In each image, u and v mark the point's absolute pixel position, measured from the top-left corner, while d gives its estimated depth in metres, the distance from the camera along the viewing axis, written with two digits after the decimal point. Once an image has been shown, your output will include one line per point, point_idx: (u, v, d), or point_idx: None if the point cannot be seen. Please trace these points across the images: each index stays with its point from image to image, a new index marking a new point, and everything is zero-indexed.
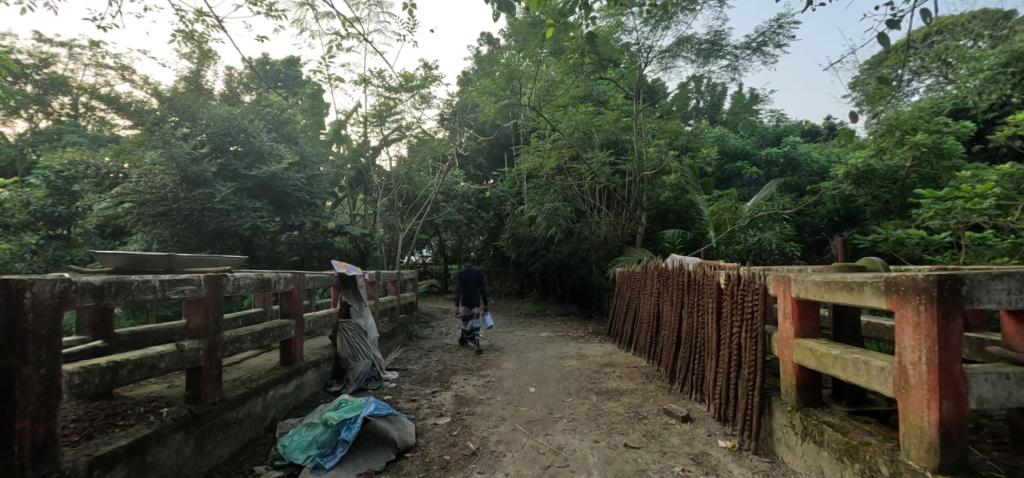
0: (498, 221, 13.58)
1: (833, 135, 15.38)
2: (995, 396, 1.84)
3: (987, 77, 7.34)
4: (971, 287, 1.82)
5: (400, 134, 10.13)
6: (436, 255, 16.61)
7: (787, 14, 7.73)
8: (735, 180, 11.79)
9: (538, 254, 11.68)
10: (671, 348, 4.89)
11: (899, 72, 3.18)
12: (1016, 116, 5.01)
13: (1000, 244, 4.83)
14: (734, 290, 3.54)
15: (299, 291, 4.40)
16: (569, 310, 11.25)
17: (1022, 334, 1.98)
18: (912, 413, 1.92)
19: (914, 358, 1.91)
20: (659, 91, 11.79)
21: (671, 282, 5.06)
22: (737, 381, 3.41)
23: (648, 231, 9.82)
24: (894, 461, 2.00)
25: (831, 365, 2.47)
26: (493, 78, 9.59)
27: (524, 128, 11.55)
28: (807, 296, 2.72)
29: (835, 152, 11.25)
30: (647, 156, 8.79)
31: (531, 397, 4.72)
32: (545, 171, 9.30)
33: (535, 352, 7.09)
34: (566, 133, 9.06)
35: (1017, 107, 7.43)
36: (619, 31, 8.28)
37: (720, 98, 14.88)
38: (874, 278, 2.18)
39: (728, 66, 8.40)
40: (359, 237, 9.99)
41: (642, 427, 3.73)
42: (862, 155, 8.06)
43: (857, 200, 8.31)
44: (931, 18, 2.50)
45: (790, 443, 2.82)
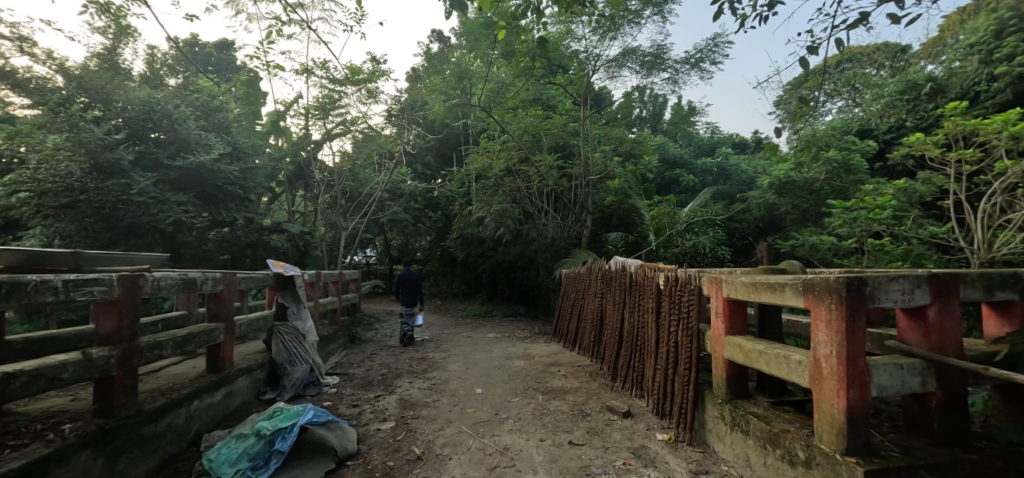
0: (447, 221, 13.42)
1: (758, 149, 16.93)
2: (892, 384, 2.13)
3: (887, 102, 8.95)
4: (872, 289, 2.11)
5: (345, 128, 9.75)
6: (380, 255, 16.06)
7: (722, 34, 8.42)
8: (674, 186, 12.54)
9: (486, 255, 11.71)
10: (614, 346, 5.11)
11: (814, 95, 3.57)
12: (906, 139, 5.83)
13: (896, 250, 5.70)
14: (672, 292, 3.79)
15: (230, 292, 4.04)
16: (515, 311, 11.38)
17: (913, 330, 2.32)
18: (825, 402, 2.17)
19: (826, 352, 2.18)
20: (605, 99, 12.30)
21: (614, 283, 5.30)
22: (673, 377, 3.65)
23: (592, 233, 10.20)
24: (809, 446, 2.25)
25: (758, 360, 2.72)
26: (443, 76, 9.58)
27: (474, 128, 11.53)
28: (737, 296, 2.98)
29: (760, 165, 12.39)
30: (592, 161, 9.19)
31: (478, 398, 4.72)
32: (494, 172, 9.36)
33: (483, 353, 7.09)
34: (516, 135, 9.21)
35: (909, 131, 8.76)
36: (569, 38, 8.56)
37: (660, 110, 15.83)
38: (794, 280, 2.44)
39: (669, 79, 8.97)
40: (298, 234, 9.42)
41: (586, 424, 3.88)
42: (784, 168, 9.06)
43: (780, 208, 9.28)
44: (845, 47, 2.82)
45: (721, 433, 3.08)
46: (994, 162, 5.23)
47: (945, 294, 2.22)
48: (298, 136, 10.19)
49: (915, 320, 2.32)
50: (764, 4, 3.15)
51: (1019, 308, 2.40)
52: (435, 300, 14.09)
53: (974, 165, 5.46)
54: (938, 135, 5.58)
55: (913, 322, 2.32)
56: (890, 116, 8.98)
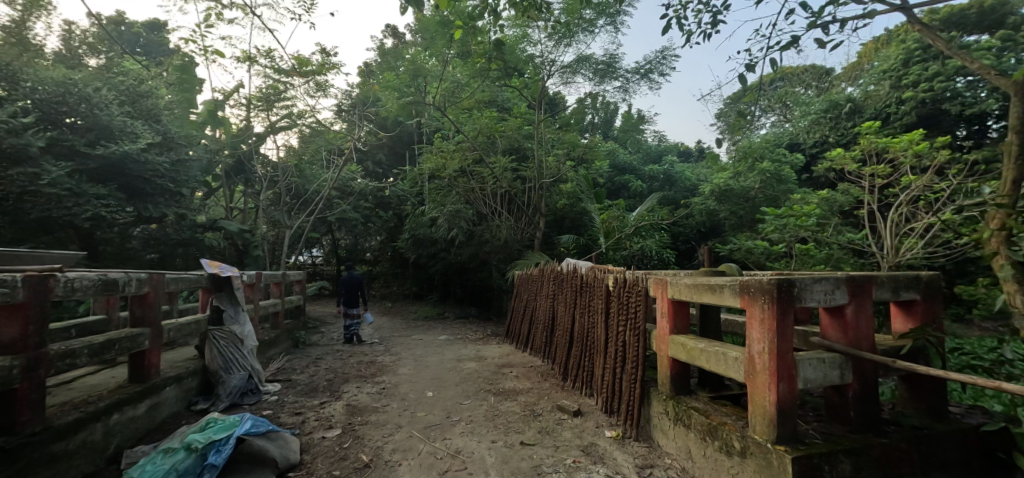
0: (399, 221, 13.09)
1: (700, 157, 17.95)
2: (815, 377, 2.34)
3: (813, 119, 9.82)
4: (798, 290, 2.31)
5: (291, 121, 9.25)
6: (327, 255, 15.39)
7: (670, 47, 8.85)
8: (623, 191, 13.01)
9: (438, 256, 11.54)
10: (565, 347, 5.22)
11: (750, 110, 3.84)
12: (829, 153, 6.42)
13: (819, 254, 6.24)
14: (620, 292, 3.92)
15: (157, 294, 3.72)
16: (468, 312, 11.31)
17: (834, 328, 2.55)
18: (758, 395, 2.34)
19: (759, 348, 2.34)
20: (558, 104, 12.55)
21: (566, 285, 5.41)
22: (622, 375, 3.78)
23: (545, 236, 10.35)
24: (744, 437, 2.42)
25: (699, 357, 2.88)
26: (397, 73, 9.38)
27: (428, 128, 11.35)
28: (680, 297, 3.13)
29: (702, 173, 13.14)
30: (546, 165, 9.33)
31: (429, 402, 4.65)
32: (447, 172, 9.28)
33: (434, 356, 6.98)
34: (471, 136, 9.19)
35: (831, 146, 9.64)
36: (525, 42, 8.66)
37: (612, 117, 16.34)
38: (731, 282, 2.61)
39: (620, 88, 9.30)
40: (237, 232, 8.82)
41: (537, 424, 3.93)
42: (724, 177, 9.68)
43: (719, 214, 9.87)
44: (777, 67, 3.05)
45: (665, 428, 3.23)
46: (899, 177, 5.89)
47: (860, 294, 2.47)
48: (237, 127, 9.55)
49: (836, 318, 2.56)
50: (708, 22, 3.32)
51: (920, 306, 2.72)
52: (385, 302, 13.70)
53: (884, 179, 6.08)
54: (855, 151, 6.18)
55: (834, 320, 2.56)
56: (816, 132, 9.85)
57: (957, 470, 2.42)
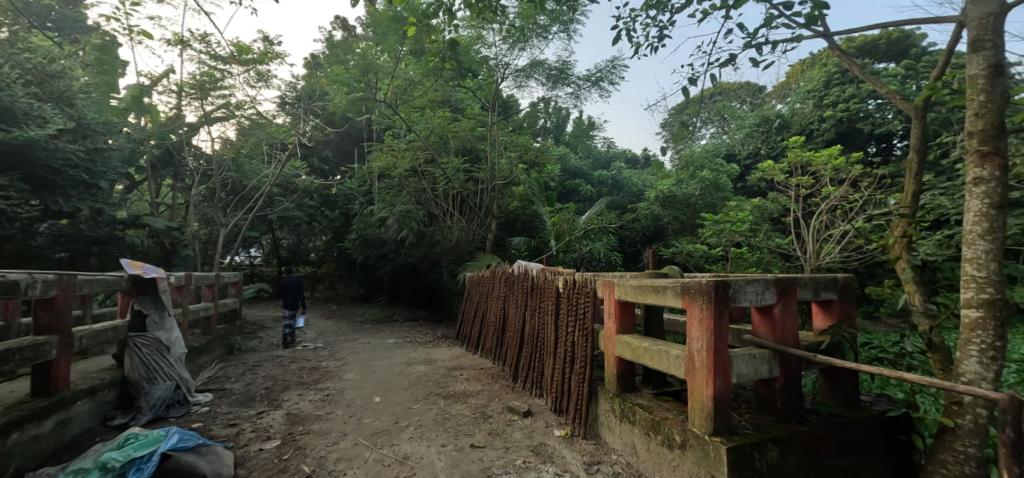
0: (345, 220, 12.56)
1: (646, 165, 18.79)
2: (747, 372, 2.54)
3: (747, 132, 10.60)
4: (733, 291, 2.49)
5: (228, 112, 8.64)
6: (266, 255, 14.50)
7: (619, 57, 9.20)
8: (573, 195, 13.33)
9: (387, 257, 11.23)
10: (516, 348, 5.27)
11: (693, 121, 4.07)
12: (760, 164, 6.95)
13: (751, 258, 6.74)
14: (570, 294, 4.01)
15: (68, 298, 3.34)
16: (418, 315, 11.09)
17: (764, 326, 2.77)
18: (697, 390, 2.49)
19: (698, 346, 2.50)
20: (512, 107, 12.66)
21: (517, 287, 5.46)
22: (570, 375, 3.87)
23: (497, 238, 10.36)
24: (684, 430, 2.56)
25: (644, 356, 3.02)
26: (346, 67, 9.04)
27: (378, 125, 11.02)
28: (627, 298, 3.26)
29: (648, 179, 13.76)
30: (498, 167, 9.35)
31: (376, 407, 4.51)
32: (397, 171, 9.09)
33: (382, 360, 6.78)
34: (423, 135, 9.07)
35: (762, 157, 10.43)
36: (480, 43, 8.66)
37: (564, 122, 16.69)
38: (674, 283, 2.76)
39: (572, 94, 9.55)
40: (163, 230, 8.03)
41: (487, 425, 3.94)
42: (667, 184, 10.20)
43: (663, 219, 10.37)
44: (716, 83, 3.25)
45: (611, 425, 3.35)
46: (820, 188, 6.49)
47: (786, 295, 2.70)
48: (165, 116, 8.78)
49: (765, 317, 2.78)
50: (655, 36, 3.47)
51: (837, 305, 3.02)
52: (330, 305, 13.12)
53: (807, 189, 6.67)
54: (783, 164, 6.73)
55: (764, 318, 2.78)
56: (749, 144, 10.63)
57: (866, 453, 2.70)
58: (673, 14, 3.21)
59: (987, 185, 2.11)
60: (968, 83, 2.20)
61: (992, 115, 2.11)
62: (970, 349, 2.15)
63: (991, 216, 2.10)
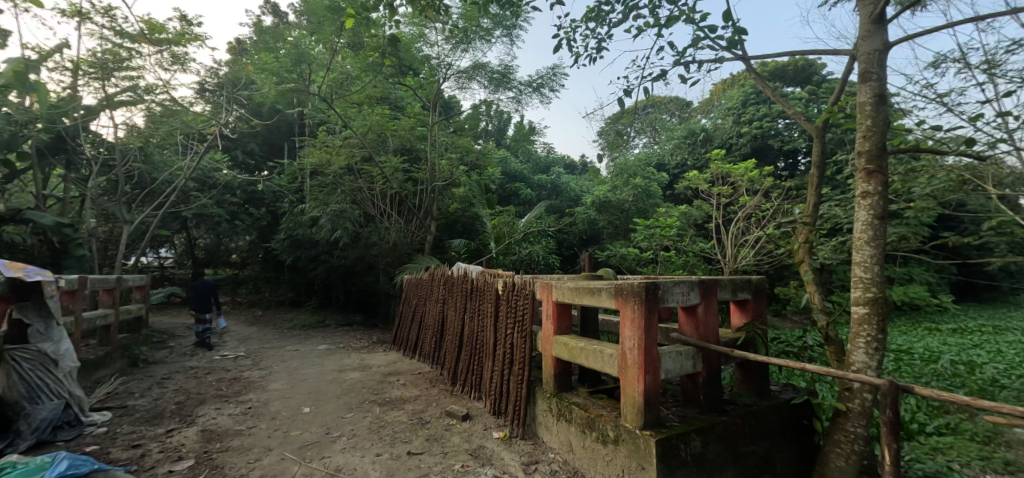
0: (273, 218, 11.69)
1: (584, 171, 19.44)
2: (674, 368, 2.70)
3: (675, 144, 11.34)
4: (662, 292, 2.63)
5: (135, 96, 7.71)
6: (179, 256, 13.11)
7: (560, 66, 9.45)
8: (513, 198, 13.47)
9: (319, 258, 10.62)
10: (454, 351, 5.20)
11: (627, 132, 4.26)
12: (688, 174, 7.45)
13: (678, 261, 7.19)
14: (509, 296, 4.02)
15: None
16: (352, 319, 10.57)
17: (689, 324, 2.96)
18: (628, 387, 2.60)
19: (630, 345, 2.61)
20: (454, 108, 12.53)
21: (456, 289, 5.39)
22: (509, 377, 3.89)
23: (436, 239, 10.19)
24: (617, 427, 2.65)
25: (580, 356, 3.09)
26: (276, 56, 8.47)
27: (311, 119, 10.41)
28: (563, 299, 3.32)
29: (585, 185, 14.24)
30: (439, 168, 9.19)
31: (305, 418, 4.22)
32: (332, 169, 8.64)
33: (312, 367, 6.38)
34: (360, 132, 8.69)
35: (688, 168, 11.19)
36: (421, 42, 8.51)
37: (505, 126, 16.77)
38: (608, 285, 2.86)
39: (514, 98, 9.65)
40: (51, 227, 6.98)
41: (425, 431, 3.83)
42: (603, 190, 10.62)
43: (598, 223, 10.76)
44: (649, 95, 3.41)
45: (548, 424, 3.40)
46: (737, 197, 7.08)
47: (708, 295, 2.90)
48: (56, 96, 7.64)
49: (690, 316, 2.97)
50: (594, 47, 3.59)
51: (750, 304, 3.30)
52: (254, 310, 12.13)
53: (727, 199, 7.26)
54: (707, 174, 7.28)
55: (689, 317, 2.97)
56: (677, 155, 11.36)
57: (775, 437, 2.97)
58: (611, 28, 3.34)
59: (872, 198, 2.42)
60: (858, 109, 2.51)
61: (876, 139, 2.42)
62: (858, 341, 2.44)
63: (875, 225, 2.41)
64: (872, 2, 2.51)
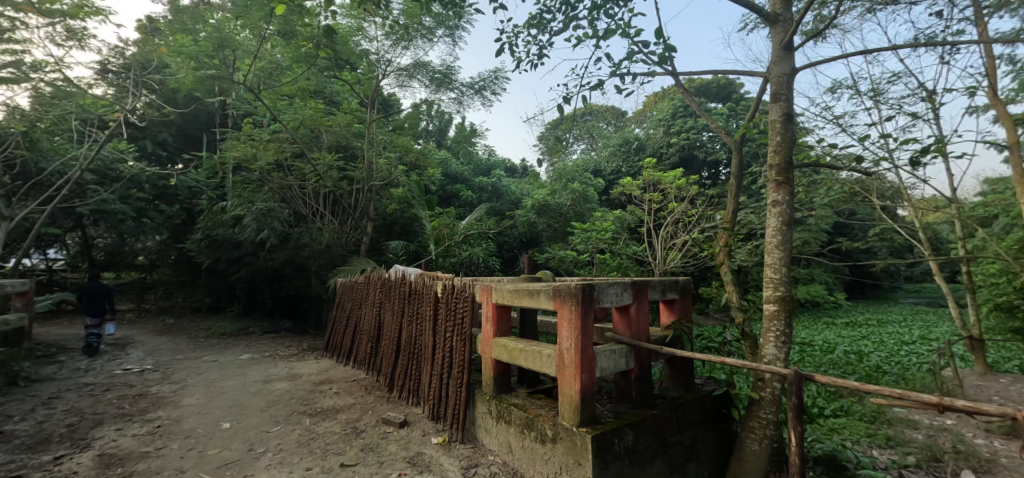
0: (188, 217, 10.61)
1: (524, 174, 19.70)
2: (608, 366, 2.81)
3: (611, 151, 11.86)
4: (597, 293, 2.72)
5: (16, 73, 6.65)
6: (71, 258, 11.49)
7: (501, 70, 9.52)
8: (454, 200, 13.35)
9: (243, 261, 9.81)
10: (391, 357, 5.03)
11: (566, 139, 4.35)
12: (622, 180, 7.80)
13: (613, 263, 7.50)
14: (448, 299, 3.95)
15: None
16: (280, 326, 9.86)
17: (622, 324, 3.09)
18: (565, 386, 2.66)
19: (567, 345, 2.67)
20: (393, 105, 12.17)
21: (393, 292, 5.22)
22: (448, 381, 3.83)
23: (373, 241, 9.83)
24: (554, 425, 2.70)
25: (519, 357, 3.11)
26: (194, 39, 7.71)
27: (234, 110, 9.60)
28: (503, 302, 3.33)
29: (525, 188, 14.44)
30: (376, 167, 8.85)
31: (224, 435, 3.85)
32: (259, 165, 8.01)
33: (234, 379, 5.87)
34: (291, 127, 8.16)
35: (623, 174, 11.75)
36: (359, 35, 8.19)
37: (446, 126, 16.53)
38: (547, 287, 2.91)
39: (455, 99, 9.57)
40: None
41: (359, 441, 3.66)
42: (542, 193, 10.82)
43: (538, 226, 10.94)
44: (587, 103, 3.50)
45: (487, 427, 3.39)
46: (667, 203, 7.52)
47: (639, 295, 3.05)
48: None
49: (623, 316, 3.10)
50: (535, 54, 3.64)
51: (678, 303, 3.51)
52: (164, 317, 10.92)
53: (657, 204, 7.70)
54: (640, 180, 7.67)
55: (623, 317, 3.10)
56: (612, 161, 11.88)
57: (699, 427, 3.19)
58: (551, 36, 3.42)
59: (780, 206, 2.68)
60: (770, 126, 2.77)
61: (785, 153, 2.69)
62: (769, 335, 2.68)
63: (783, 231, 2.67)
64: (783, 31, 2.78)
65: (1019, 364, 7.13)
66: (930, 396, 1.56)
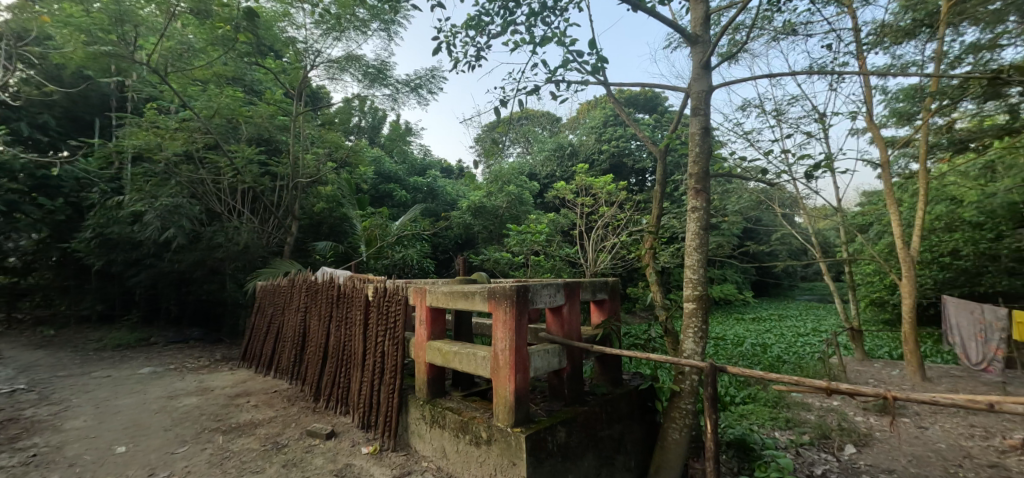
0: (74, 212, 9.23)
1: (460, 176, 19.56)
2: (541, 366, 2.87)
3: (546, 155, 12.14)
4: (531, 294, 2.77)
5: None
6: None
7: (438, 69, 9.37)
8: (387, 200, 12.92)
9: (144, 263, 8.74)
10: (317, 364, 4.74)
11: (503, 142, 4.38)
12: (557, 185, 8.02)
13: (546, 265, 7.66)
14: (380, 302, 3.80)
15: None
16: (188, 335, 8.90)
17: (555, 324, 3.17)
18: (500, 387, 2.67)
19: (502, 346, 2.68)
20: (322, 98, 11.50)
21: (320, 296, 4.92)
22: (379, 388, 3.68)
23: (298, 242, 9.23)
24: (489, 428, 2.70)
25: (452, 360, 3.08)
26: (86, 9, 6.73)
27: (135, 94, 8.52)
28: (437, 304, 3.27)
29: (461, 189, 14.33)
30: (303, 163, 8.32)
31: (118, 461, 3.39)
32: (165, 156, 7.18)
33: (131, 396, 5.21)
34: (204, 115, 7.41)
35: (557, 179, 12.08)
36: (286, 22, 7.65)
37: (380, 123, 15.97)
38: (482, 288, 2.90)
39: (390, 96, 9.27)
40: None
41: (281, 457, 3.40)
42: (479, 195, 10.80)
43: (473, 228, 10.92)
44: (524, 107, 3.55)
45: (421, 432, 3.31)
46: (598, 207, 7.84)
47: (571, 296, 3.15)
48: None
49: (556, 316, 3.17)
50: (473, 55, 3.64)
51: (607, 303, 3.67)
52: (41, 329, 9.41)
53: (589, 208, 8.02)
54: (574, 184, 7.93)
55: (556, 318, 3.18)
56: (547, 166, 12.16)
57: (626, 421, 3.35)
58: (489, 39, 3.44)
59: (698, 213, 2.91)
60: (690, 138, 2.99)
61: (702, 164, 2.92)
62: (688, 332, 2.88)
63: (700, 235, 2.90)
64: (702, 51, 3.03)
65: (887, 350, 8.35)
66: (820, 381, 1.76)
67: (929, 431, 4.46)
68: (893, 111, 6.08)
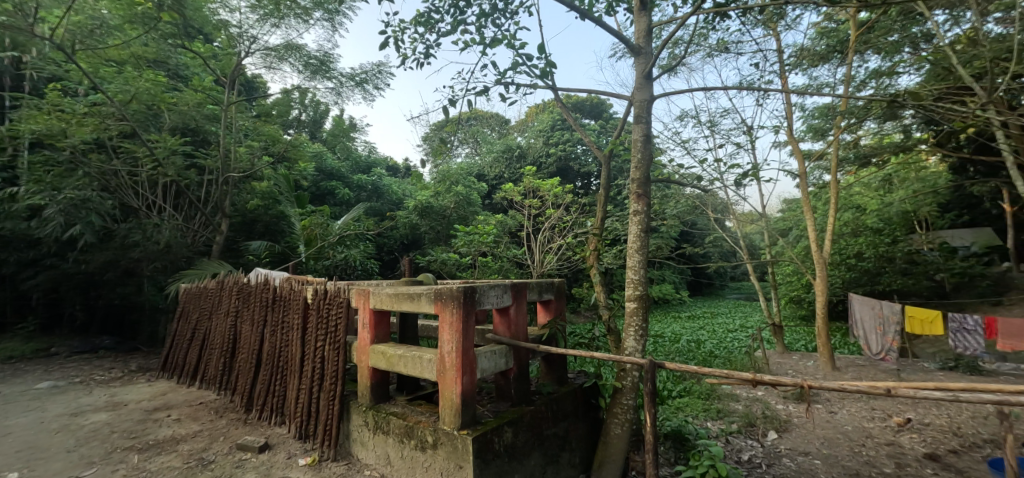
0: None
1: (407, 175, 19.11)
2: (488, 366, 2.86)
3: (495, 156, 12.17)
4: (478, 295, 2.76)
5: None
6: None
7: (385, 64, 9.09)
8: (328, 198, 12.34)
9: (43, 263, 7.73)
10: (250, 372, 4.44)
11: (451, 141, 4.36)
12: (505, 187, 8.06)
13: (494, 266, 7.66)
14: (320, 305, 3.62)
15: None
16: (97, 343, 7.99)
17: (502, 325, 3.18)
18: (446, 389, 2.64)
19: (448, 348, 2.65)
20: (257, 88, 10.77)
21: (253, 299, 4.61)
22: (318, 396, 3.51)
23: (229, 241, 8.58)
24: (435, 431, 2.66)
25: (397, 364, 2.99)
26: None
27: (34, 72, 7.51)
28: (381, 306, 3.16)
29: (407, 188, 14.00)
30: (235, 156, 7.75)
31: None
32: (70, 143, 6.40)
33: (24, 414, 4.58)
34: (120, 100, 6.69)
35: (505, 180, 12.13)
36: (217, 4, 7.09)
37: (322, 117, 15.23)
38: (428, 290, 2.85)
39: (333, 89, 8.86)
40: None
41: (207, 474, 3.15)
42: (426, 195, 10.60)
43: (420, 228, 10.70)
44: (473, 106, 3.56)
45: (364, 440, 3.19)
46: (545, 209, 7.97)
47: (518, 296, 3.18)
48: None
49: (503, 317, 3.19)
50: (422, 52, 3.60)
51: (553, 304, 3.74)
52: None
53: (537, 210, 8.13)
54: (522, 186, 8.00)
55: (503, 318, 3.19)
56: (496, 167, 12.20)
57: (571, 418, 3.43)
58: (439, 37, 3.41)
59: (639, 216, 3.05)
60: (632, 145, 3.13)
61: (643, 170, 3.07)
62: (630, 330, 3.00)
63: (641, 237, 3.04)
64: (644, 62, 3.17)
65: (803, 343, 9.19)
66: (747, 373, 1.90)
67: (837, 415, 4.97)
68: (810, 127, 6.72)
